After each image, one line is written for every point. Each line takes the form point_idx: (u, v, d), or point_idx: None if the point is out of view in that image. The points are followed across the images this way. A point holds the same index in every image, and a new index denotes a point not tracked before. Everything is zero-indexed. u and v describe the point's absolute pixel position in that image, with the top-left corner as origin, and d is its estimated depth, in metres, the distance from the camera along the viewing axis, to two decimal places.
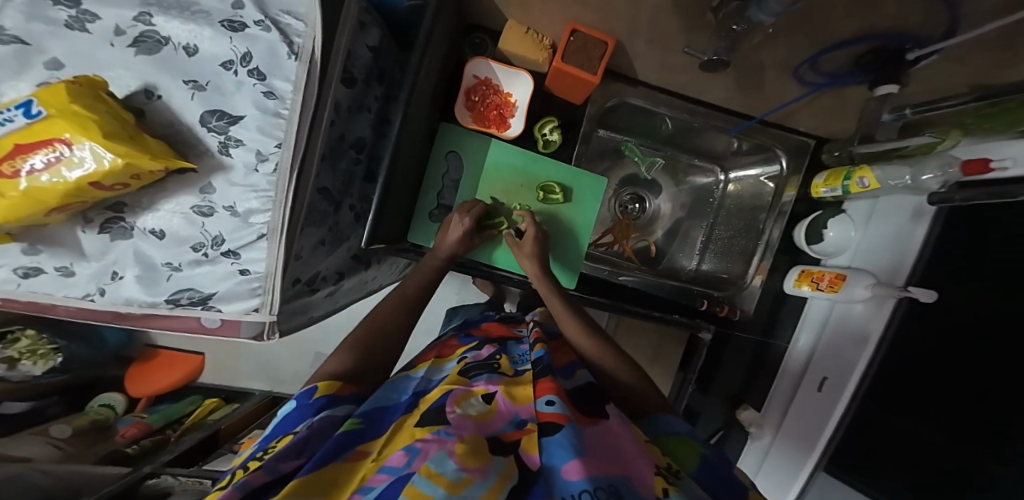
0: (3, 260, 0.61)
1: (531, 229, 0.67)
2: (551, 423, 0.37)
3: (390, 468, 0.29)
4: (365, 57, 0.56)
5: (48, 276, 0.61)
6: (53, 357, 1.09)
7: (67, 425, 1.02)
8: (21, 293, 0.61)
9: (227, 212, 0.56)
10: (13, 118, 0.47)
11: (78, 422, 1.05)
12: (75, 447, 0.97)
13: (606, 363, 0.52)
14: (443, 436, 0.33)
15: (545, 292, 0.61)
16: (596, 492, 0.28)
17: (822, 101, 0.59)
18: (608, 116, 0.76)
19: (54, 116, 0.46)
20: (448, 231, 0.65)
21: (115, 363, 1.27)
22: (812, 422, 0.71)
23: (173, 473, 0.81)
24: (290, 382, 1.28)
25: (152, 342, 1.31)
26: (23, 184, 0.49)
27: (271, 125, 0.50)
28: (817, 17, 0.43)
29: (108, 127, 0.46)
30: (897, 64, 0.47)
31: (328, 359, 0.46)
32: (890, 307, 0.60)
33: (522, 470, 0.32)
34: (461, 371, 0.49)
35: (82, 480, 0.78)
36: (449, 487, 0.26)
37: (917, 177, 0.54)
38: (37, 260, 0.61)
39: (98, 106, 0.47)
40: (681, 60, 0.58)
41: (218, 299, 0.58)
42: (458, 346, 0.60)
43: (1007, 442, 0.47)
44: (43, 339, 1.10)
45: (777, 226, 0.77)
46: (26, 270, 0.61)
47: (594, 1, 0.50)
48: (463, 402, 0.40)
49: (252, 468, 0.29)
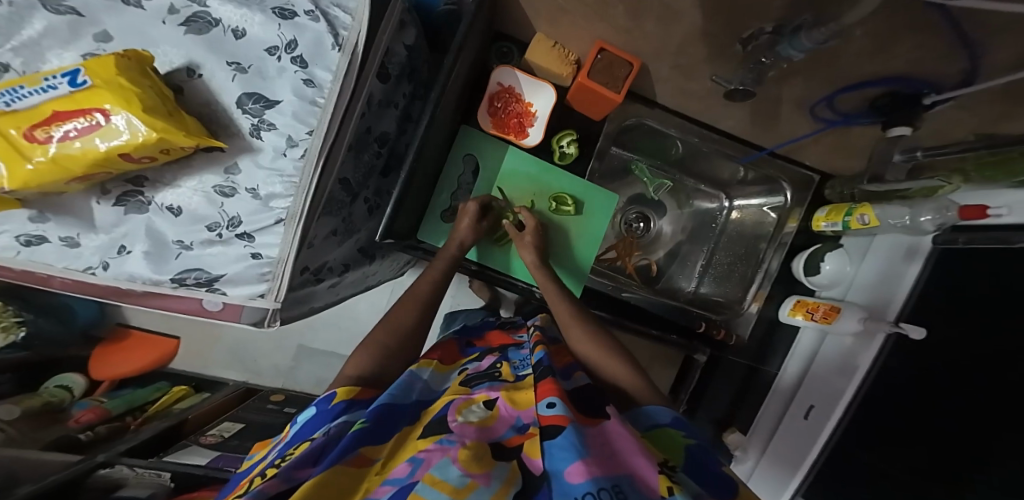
0: (7, 225, 0.59)
1: (530, 220, 0.68)
2: (551, 426, 0.36)
3: (395, 479, 0.29)
4: (401, 55, 0.58)
5: (51, 246, 0.60)
6: (15, 331, 1.05)
7: (16, 406, 0.96)
8: (19, 261, 0.59)
9: (249, 194, 0.55)
10: (58, 85, 0.46)
11: (28, 403, 0.99)
12: (19, 429, 0.89)
13: (596, 354, 0.55)
14: (445, 444, 0.32)
15: (542, 280, 0.65)
16: (600, 494, 0.28)
17: (830, 139, 0.63)
18: (624, 135, 0.78)
19: (98, 87, 0.45)
20: (460, 218, 0.67)
21: (79, 342, 1.21)
22: (798, 446, 0.74)
23: (130, 464, 0.80)
24: (268, 375, 1.25)
25: (126, 321, 1.27)
26: (53, 150, 0.48)
27: (306, 112, 0.50)
28: (839, 62, 0.45)
29: (149, 102, 0.46)
30: (913, 107, 0.47)
31: (351, 359, 0.49)
32: (880, 340, 0.63)
33: (526, 475, 0.32)
34: (461, 383, 0.48)
35: (25, 468, 0.73)
36: (453, 493, 0.26)
37: (916, 218, 0.56)
38: (42, 229, 0.59)
39: (143, 80, 0.47)
40: (701, 86, 0.61)
41: (225, 281, 0.58)
42: (460, 356, 0.60)
43: (984, 467, 0.48)
44: (9, 311, 1.06)
45: (777, 256, 0.80)
46: (29, 238, 0.59)
47: (625, 23, 0.53)
48: (464, 409, 0.39)
49: (269, 476, 0.28)
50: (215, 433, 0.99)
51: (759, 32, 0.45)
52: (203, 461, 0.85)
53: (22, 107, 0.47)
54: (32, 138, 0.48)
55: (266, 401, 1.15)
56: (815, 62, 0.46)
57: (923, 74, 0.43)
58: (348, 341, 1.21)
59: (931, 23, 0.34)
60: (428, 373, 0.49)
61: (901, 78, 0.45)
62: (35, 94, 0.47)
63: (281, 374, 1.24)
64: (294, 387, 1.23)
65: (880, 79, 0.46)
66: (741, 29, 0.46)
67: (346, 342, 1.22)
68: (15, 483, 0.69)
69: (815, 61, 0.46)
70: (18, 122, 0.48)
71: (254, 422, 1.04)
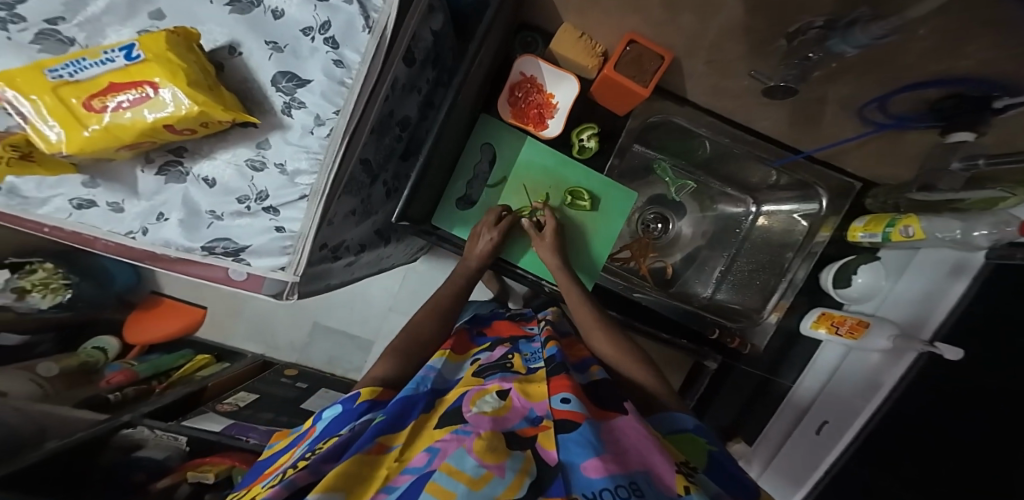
0: (60, 189, 0.61)
1: (552, 221, 0.67)
2: (566, 420, 0.35)
3: (413, 468, 0.30)
4: (427, 40, 0.57)
5: (100, 210, 0.61)
6: (63, 292, 1.10)
7: (55, 364, 1.01)
8: (70, 223, 0.62)
9: (277, 169, 0.56)
10: (115, 58, 0.47)
11: (67, 362, 1.05)
12: (54, 388, 0.96)
13: (617, 357, 0.54)
14: (461, 434, 0.32)
15: (565, 283, 0.63)
16: (617, 491, 0.28)
17: (876, 143, 0.59)
18: (648, 133, 0.76)
19: (150, 61, 0.46)
20: (474, 242, 0.67)
21: (118, 306, 1.27)
22: (809, 459, 0.73)
23: (149, 427, 0.83)
24: (283, 349, 1.28)
25: (159, 289, 1.30)
26: (107, 119, 0.49)
27: (334, 92, 0.50)
28: (896, 60, 0.42)
29: (193, 76, 0.46)
30: (979, 112, 0.44)
31: (376, 363, 0.51)
32: (909, 360, 0.59)
33: (540, 465, 0.31)
34: (474, 373, 0.48)
35: (54, 422, 0.77)
36: (470, 484, 0.26)
37: (967, 232, 0.53)
38: (92, 194, 0.61)
39: (189, 56, 0.47)
40: (738, 84, 0.58)
41: (250, 252, 0.60)
42: (471, 344, 0.60)
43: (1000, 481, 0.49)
44: (59, 274, 1.12)
45: (804, 266, 0.75)
46: (80, 202, 0.61)
47: (658, 15, 0.50)
48: (478, 400, 0.39)
49: (299, 466, 0.30)
50: (231, 402, 1.01)
51: (807, 27, 0.43)
52: (218, 427, 0.87)
53: (83, 78, 0.49)
54: (90, 107, 0.49)
55: (281, 374, 1.18)
56: (870, 59, 0.43)
57: (987, 75, 0.40)
58: (360, 323, 1.23)
59: (1007, 13, 0.31)
60: (442, 363, 0.50)
61: (963, 79, 0.42)
62: (95, 66, 0.48)
63: (296, 350, 1.27)
64: (307, 363, 1.26)
65: (941, 79, 0.43)
66: (788, 24, 0.44)
67: (358, 323, 1.23)
68: (47, 437, 0.72)
69: (869, 57, 0.43)
70: (79, 92, 0.49)
71: (267, 394, 1.07)
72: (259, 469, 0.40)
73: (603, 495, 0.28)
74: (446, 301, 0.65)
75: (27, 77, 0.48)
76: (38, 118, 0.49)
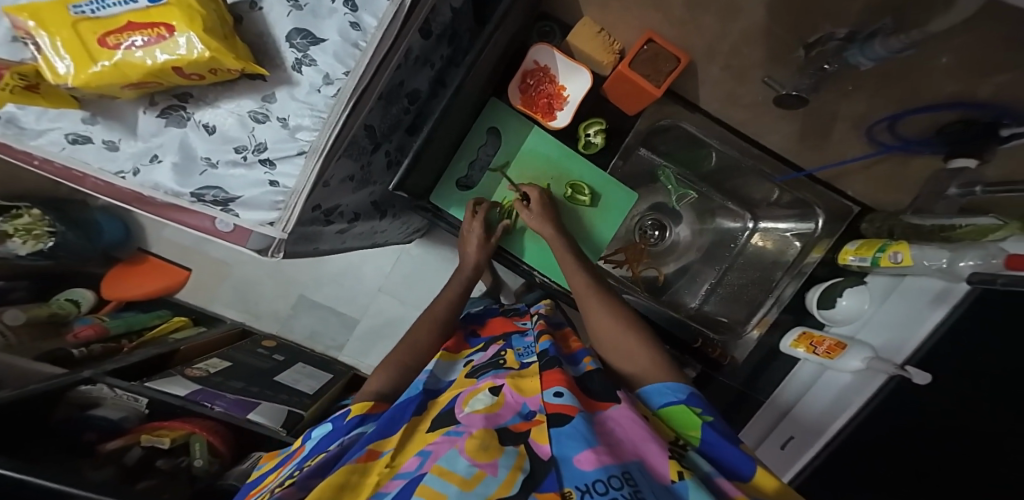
0: (57, 121, 0.58)
1: (535, 191, 0.67)
2: (557, 414, 0.35)
3: (404, 473, 0.29)
4: (445, 15, 0.56)
5: (92, 147, 0.58)
6: (45, 240, 1.06)
7: (21, 313, 0.98)
8: (64, 158, 0.59)
9: (278, 123, 0.53)
10: None
11: (35, 312, 1.01)
12: (18, 338, 0.92)
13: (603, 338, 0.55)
14: (453, 435, 0.32)
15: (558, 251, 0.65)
16: (611, 483, 0.26)
17: (883, 165, 0.60)
18: (655, 137, 0.75)
19: (170, 4, 0.42)
20: (466, 235, 0.68)
21: (102, 261, 1.22)
22: (776, 468, 0.80)
23: (111, 384, 0.77)
24: (265, 318, 1.25)
25: (147, 248, 1.26)
26: (117, 56, 0.46)
27: (346, 53, 0.48)
28: (912, 75, 0.43)
29: (209, 23, 0.44)
30: (987, 139, 0.46)
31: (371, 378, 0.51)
32: (880, 382, 0.64)
33: (533, 460, 0.30)
34: (467, 374, 0.47)
35: (15, 374, 0.74)
36: (462, 484, 0.25)
37: (954, 262, 0.55)
38: (89, 130, 0.58)
39: (208, 3, 0.45)
40: (752, 92, 0.58)
41: (240, 204, 0.58)
42: (466, 347, 0.59)
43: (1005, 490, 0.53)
44: (44, 220, 1.08)
45: (792, 285, 0.78)
46: (76, 137, 0.58)
47: (681, 11, 0.50)
48: (470, 400, 0.39)
49: (287, 483, 0.31)
50: (201, 367, 0.94)
51: (828, 37, 0.43)
52: (183, 391, 0.82)
53: (105, 16, 0.45)
54: (103, 43, 0.46)
55: (257, 345, 1.14)
56: (887, 75, 0.45)
57: (1004, 100, 0.40)
58: (347, 301, 1.21)
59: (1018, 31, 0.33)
60: (436, 364, 0.50)
61: (980, 102, 0.43)
62: (117, 5, 0.45)
63: (279, 321, 1.24)
64: (288, 336, 1.23)
65: (954, 102, 0.44)
66: (809, 32, 0.44)
67: (343, 298, 1.21)
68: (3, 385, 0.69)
69: (882, 71, 0.44)
70: (96, 28, 0.45)
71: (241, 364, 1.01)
72: (247, 490, 0.40)
73: (596, 486, 0.27)
74: (441, 310, 0.66)
75: (50, 11, 0.45)
76: (52, 52, 0.46)
